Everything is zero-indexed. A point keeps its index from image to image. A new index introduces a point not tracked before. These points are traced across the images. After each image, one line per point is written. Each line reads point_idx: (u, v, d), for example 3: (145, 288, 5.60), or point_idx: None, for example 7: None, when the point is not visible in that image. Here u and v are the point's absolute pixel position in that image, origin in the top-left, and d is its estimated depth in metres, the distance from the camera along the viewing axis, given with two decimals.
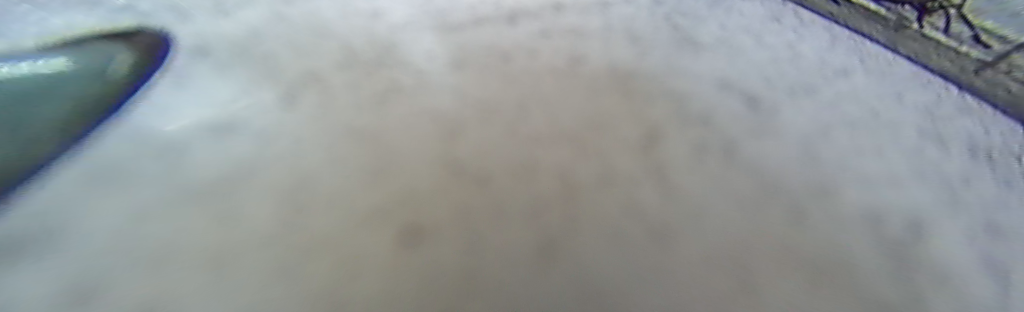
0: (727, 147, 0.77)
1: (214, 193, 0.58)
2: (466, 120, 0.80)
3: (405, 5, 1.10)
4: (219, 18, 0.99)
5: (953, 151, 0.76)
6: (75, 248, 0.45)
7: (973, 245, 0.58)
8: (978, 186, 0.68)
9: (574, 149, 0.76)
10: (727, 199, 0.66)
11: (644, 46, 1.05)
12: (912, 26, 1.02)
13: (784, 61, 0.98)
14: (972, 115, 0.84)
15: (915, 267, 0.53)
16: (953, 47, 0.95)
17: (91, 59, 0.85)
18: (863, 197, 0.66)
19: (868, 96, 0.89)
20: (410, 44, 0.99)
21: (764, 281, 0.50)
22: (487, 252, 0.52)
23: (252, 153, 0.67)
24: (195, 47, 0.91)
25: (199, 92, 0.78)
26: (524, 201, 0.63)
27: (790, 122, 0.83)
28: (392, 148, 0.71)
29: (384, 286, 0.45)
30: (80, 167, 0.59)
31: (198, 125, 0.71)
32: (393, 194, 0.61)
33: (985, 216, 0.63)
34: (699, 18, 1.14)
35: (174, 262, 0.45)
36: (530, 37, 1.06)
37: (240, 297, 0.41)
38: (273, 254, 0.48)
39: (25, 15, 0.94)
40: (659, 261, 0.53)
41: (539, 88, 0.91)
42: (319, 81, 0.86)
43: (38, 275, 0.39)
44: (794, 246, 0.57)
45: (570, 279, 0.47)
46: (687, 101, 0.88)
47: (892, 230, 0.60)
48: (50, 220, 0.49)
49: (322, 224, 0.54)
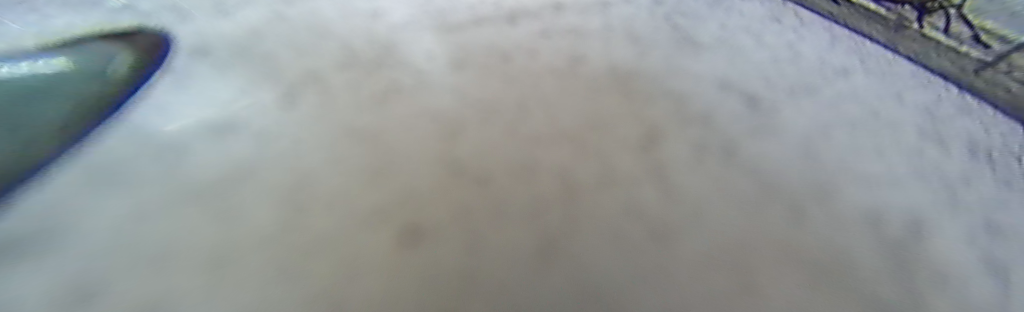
0: (727, 147, 0.77)
1: (214, 193, 0.58)
2: (467, 119, 0.80)
3: (405, 5, 1.11)
4: (219, 19, 1.00)
5: (953, 152, 0.76)
6: (75, 248, 0.45)
7: (973, 245, 0.58)
8: (978, 186, 0.69)
9: (574, 149, 0.76)
10: (728, 199, 0.65)
11: (644, 46, 1.05)
12: (912, 26, 1.03)
13: (784, 62, 0.98)
14: (973, 115, 0.84)
15: (914, 268, 0.53)
16: (953, 47, 0.97)
17: (90, 59, 0.85)
18: (864, 198, 0.66)
19: (868, 96, 0.89)
20: (410, 45, 0.99)
21: (764, 281, 0.51)
22: (488, 253, 0.52)
23: (252, 153, 0.67)
24: (195, 48, 0.91)
25: (199, 92, 0.78)
26: (525, 201, 0.63)
27: (790, 122, 0.83)
28: (392, 147, 0.71)
29: (385, 285, 0.45)
30: (78, 168, 0.59)
31: (198, 125, 0.71)
32: (394, 194, 0.61)
33: (985, 216, 0.63)
34: (699, 18, 1.14)
35: (173, 262, 0.45)
36: (530, 37, 1.06)
37: (240, 297, 0.41)
38: (273, 253, 0.48)
39: (25, 15, 0.94)
40: (660, 262, 0.53)
41: (539, 88, 0.91)
42: (320, 82, 0.86)
43: (35, 276, 0.39)
44: (795, 246, 0.57)
45: (571, 280, 0.48)
46: (687, 101, 0.88)
47: (892, 231, 0.60)
48: (48, 219, 0.49)
49: (323, 223, 0.55)
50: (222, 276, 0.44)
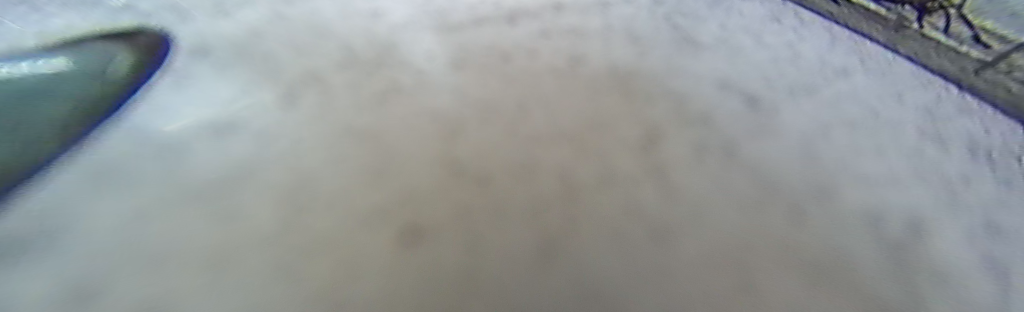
0: (727, 147, 0.77)
1: (214, 193, 0.58)
2: (467, 119, 0.80)
3: (405, 5, 1.11)
4: (219, 19, 1.00)
5: (953, 152, 0.76)
6: (75, 248, 0.45)
7: (973, 245, 0.58)
8: (978, 186, 0.69)
9: (574, 149, 0.76)
10: (728, 199, 0.66)
11: (644, 46, 1.05)
12: (912, 26, 1.04)
13: (784, 62, 0.98)
14: (973, 115, 0.84)
15: (915, 268, 0.53)
16: (953, 47, 0.97)
17: (90, 59, 0.85)
18: (863, 198, 0.66)
19: (868, 96, 0.89)
20: (410, 45, 0.99)
21: (763, 280, 0.51)
22: (488, 253, 0.52)
23: (252, 153, 0.67)
24: (196, 47, 0.91)
25: (199, 92, 0.78)
26: (524, 201, 0.63)
27: (790, 122, 0.83)
28: (393, 147, 0.72)
29: (385, 285, 0.45)
30: (78, 168, 0.59)
31: (199, 125, 0.71)
32: (394, 194, 0.62)
33: (985, 216, 0.63)
34: (699, 18, 1.14)
35: (173, 263, 0.45)
36: (530, 37, 1.06)
37: (240, 297, 0.41)
38: (273, 254, 0.48)
39: (25, 16, 0.94)
40: (660, 262, 0.53)
41: (539, 88, 0.91)
42: (320, 81, 0.86)
43: (35, 276, 0.39)
44: (794, 246, 0.57)
45: (571, 280, 0.48)
46: (687, 101, 0.88)
47: (892, 230, 0.60)
48: (47, 220, 0.49)
49: (324, 223, 0.55)
50: (222, 275, 0.44)
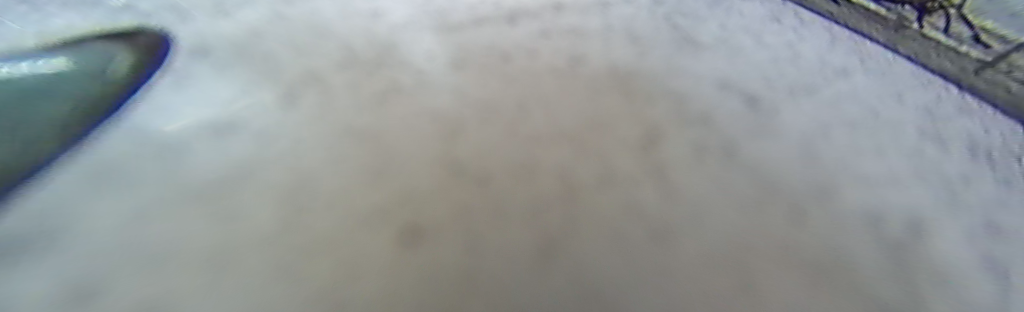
0: (727, 148, 0.77)
1: (214, 193, 0.58)
2: (467, 119, 0.80)
3: (405, 5, 1.11)
4: (219, 18, 1.00)
5: (953, 152, 0.76)
6: (75, 248, 0.45)
7: (973, 245, 0.58)
8: (978, 186, 0.69)
9: (574, 149, 0.76)
10: (727, 199, 0.66)
11: (644, 46, 1.05)
12: (912, 26, 1.04)
13: (784, 61, 0.98)
14: (972, 114, 0.84)
15: (915, 268, 0.53)
16: (953, 47, 0.97)
17: (89, 59, 0.85)
18: (863, 198, 0.66)
19: (868, 96, 0.89)
20: (410, 45, 0.99)
21: (763, 280, 0.51)
22: (488, 253, 0.52)
23: (252, 153, 0.67)
24: (196, 47, 0.91)
25: (198, 92, 0.78)
26: (524, 201, 0.63)
27: (790, 121, 0.83)
28: (393, 147, 0.72)
29: (385, 285, 0.45)
30: (76, 168, 0.58)
31: (199, 125, 0.71)
32: (394, 194, 0.61)
33: (985, 216, 0.63)
34: (699, 18, 1.14)
35: (174, 263, 0.45)
36: (530, 37, 1.06)
37: (240, 297, 0.41)
38: (272, 254, 0.48)
39: (26, 15, 0.94)
40: (660, 262, 0.53)
41: (539, 88, 0.91)
42: (320, 81, 0.86)
43: (34, 277, 0.39)
44: (794, 246, 0.57)
45: (571, 280, 0.48)
46: (687, 101, 0.88)
47: (892, 230, 0.60)
48: (46, 220, 0.49)
49: (323, 223, 0.55)
50: (222, 275, 0.44)
